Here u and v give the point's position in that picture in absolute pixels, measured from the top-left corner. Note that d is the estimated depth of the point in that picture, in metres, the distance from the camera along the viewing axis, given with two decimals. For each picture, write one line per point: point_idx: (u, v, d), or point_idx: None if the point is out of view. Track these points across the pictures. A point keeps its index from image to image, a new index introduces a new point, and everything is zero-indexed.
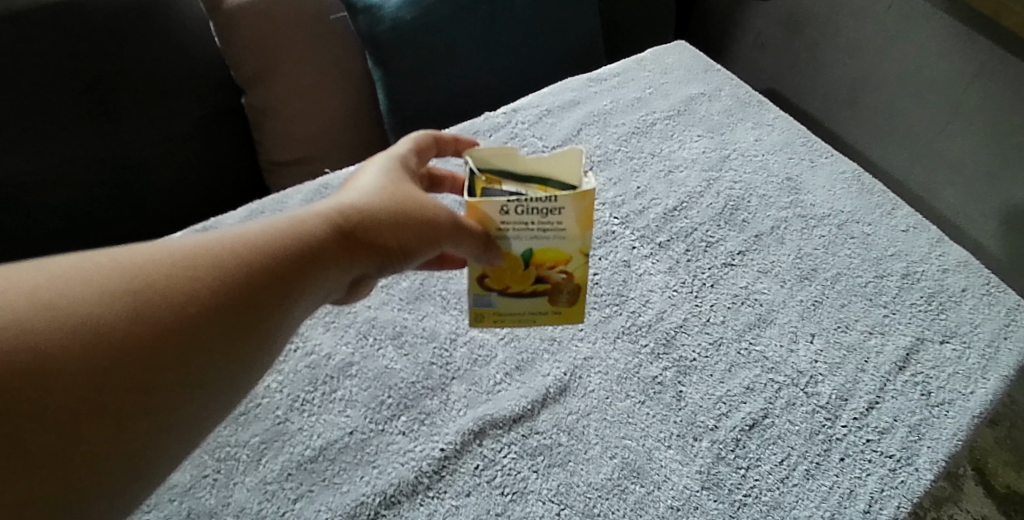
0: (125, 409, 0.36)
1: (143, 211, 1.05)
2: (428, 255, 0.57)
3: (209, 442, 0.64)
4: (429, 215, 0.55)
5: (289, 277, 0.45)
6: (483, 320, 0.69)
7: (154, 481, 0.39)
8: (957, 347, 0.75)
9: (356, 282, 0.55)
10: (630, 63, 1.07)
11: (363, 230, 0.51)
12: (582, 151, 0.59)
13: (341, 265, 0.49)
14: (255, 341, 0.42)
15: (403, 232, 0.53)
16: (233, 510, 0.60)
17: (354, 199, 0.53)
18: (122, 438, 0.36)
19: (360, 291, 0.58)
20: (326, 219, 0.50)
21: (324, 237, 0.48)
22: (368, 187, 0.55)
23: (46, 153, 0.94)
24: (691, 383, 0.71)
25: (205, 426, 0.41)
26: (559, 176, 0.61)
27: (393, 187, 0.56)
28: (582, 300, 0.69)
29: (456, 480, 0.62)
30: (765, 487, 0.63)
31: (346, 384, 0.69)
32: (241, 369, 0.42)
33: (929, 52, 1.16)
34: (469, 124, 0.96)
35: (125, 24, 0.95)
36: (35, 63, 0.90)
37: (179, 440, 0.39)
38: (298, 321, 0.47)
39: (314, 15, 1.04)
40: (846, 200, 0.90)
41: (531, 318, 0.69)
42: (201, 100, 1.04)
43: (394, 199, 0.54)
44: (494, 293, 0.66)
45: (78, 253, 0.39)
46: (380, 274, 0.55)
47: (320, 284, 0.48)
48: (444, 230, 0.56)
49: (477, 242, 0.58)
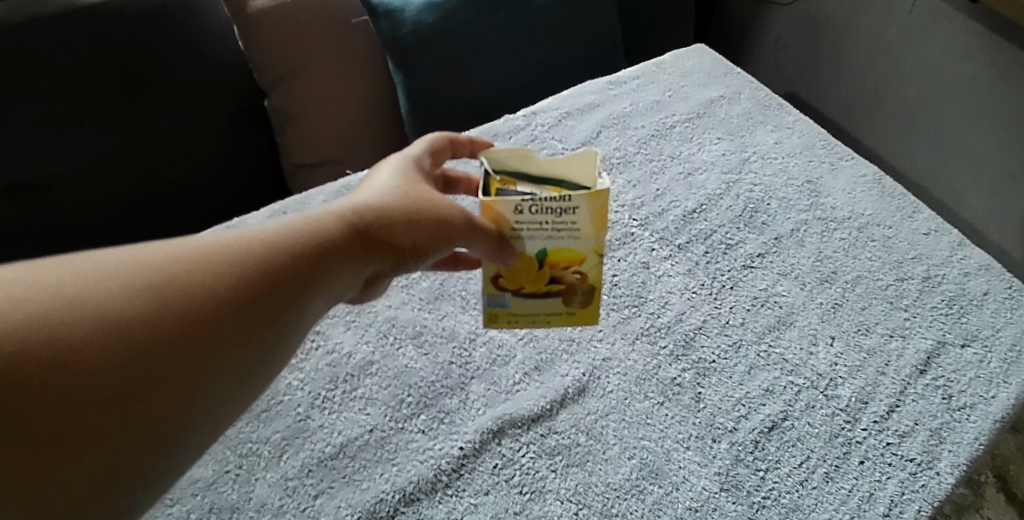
0: (150, 400, 0.36)
1: (170, 212, 1.07)
2: (443, 253, 0.57)
3: (232, 438, 0.66)
4: (443, 214, 0.56)
5: (305, 275, 0.46)
6: (497, 320, 0.70)
7: (171, 475, 0.39)
8: (979, 351, 0.75)
9: (372, 280, 0.56)
10: (650, 66, 1.07)
11: (378, 229, 0.52)
12: (596, 152, 0.60)
13: (354, 263, 0.50)
14: (271, 337, 0.43)
15: (418, 231, 0.54)
16: (255, 505, 0.61)
17: (367, 199, 0.54)
18: (148, 430, 0.36)
19: (376, 289, 0.59)
20: (341, 219, 0.51)
21: (340, 236, 0.50)
22: (384, 186, 0.56)
23: (74, 152, 0.96)
24: (710, 384, 0.71)
25: (220, 423, 0.41)
26: (573, 177, 0.62)
27: (408, 187, 0.57)
28: (597, 302, 0.69)
29: (475, 478, 0.63)
30: (784, 489, 0.63)
31: (366, 382, 0.70)
32: (256, 365, 0.43)
33: (950, 52, 1.15)
34: (488, 126, 0.96)
35: (149, 26, 0.98)
36: (64, 63, 0.93)
37: (200, 432, 0.40)
38: (314, 318, 0.48)
39: (336, 18, 1.06)
40: (867, 203, 0.90)
41: (546, 319, 0.70)
42: (226, 100, 1.06)
43: (407, 198, 0.55)
44: (509, 295, 0.67)
45: (98, 251, 0.40)
46: (394, 272, 0.56)
47: (335, 281, 0.49)
48: (458, 228, 0.57)
49: (492, 241, 0.59)
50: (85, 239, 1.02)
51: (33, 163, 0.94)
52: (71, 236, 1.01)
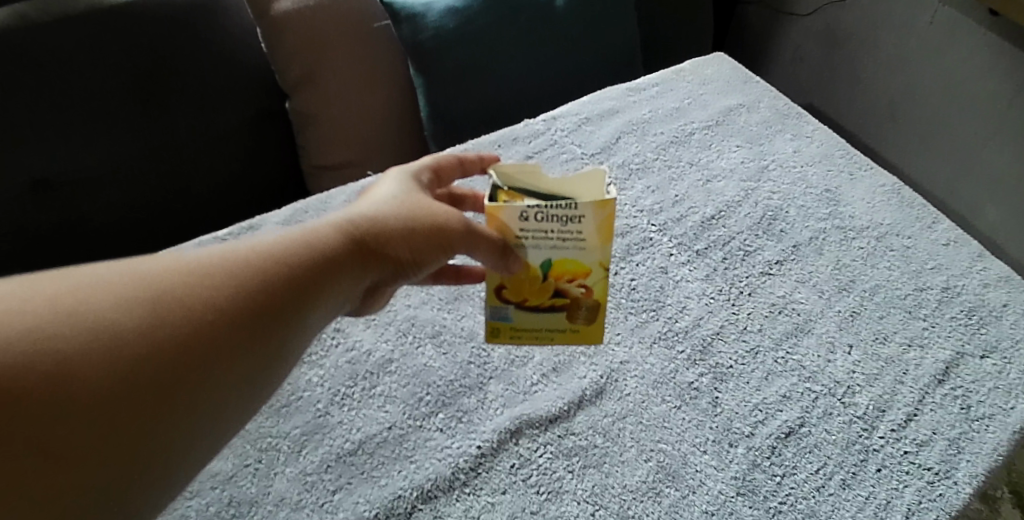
0: (157, 411, 0.37)
1: (188, 214, 1.09)
2: (442, 261, 0.59)
3: (251, 433, 0.68)
4: (442, 222, 0.57)
5: (302, 288, 0.47)
6: (502, 333, 0.70)
7: (178, 483, 0.40)
8: (998, 363, 0.75)
9: (371, 289, 0.57)
10: (670, 73, 1.08)
11: (378, 240, 0.53)
12: (604, 170, 0.63)
13: (350, 274, 0.51)
14: (270, 349, 0.44)
15: (416, 240, 0.56)
16: (274, 500, 0.63)
17: (363, 212, 0.55)
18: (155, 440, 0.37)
19: (376, 298, 0.60)
20: (338, 232, 0.52)
21: (341, 247, 0.51)
22: (385, 197, 0.58)
23: (94, 149, 0.98)
24: (727, 389, 0.71)
25: (222, 433, 0.42)
26: (577, 195, 0.63)
27: (407, 197, 0.58)
28: (602, 319, 0.69)
29: (493, 477, 0.65)
30: (800, 495, 0.64)
31: (385, 380, 0.72)
32: (260, 375, 0.44)
33: (975, 60, 1.13)
34: (508, 131, 0.98)
35: (177, 29, 1.01)
36: (88, 62, 0.96)
37: (204, 442, 0.40)
38: (315, 328, 0.49)
39: (357, 23, 1.08)
40: (886, 212, 0.90)
41: (551, 337, 0.70)
42: (247, 103, 1.08)
43: (403, 211, 0.56)
44: (513, 307, 0.68)
45: (98, 264, 0.41)
46: (392, 281, 0.56)
47: (333, 292, 0.49)
48: (456, 237, 0.58)
49: (494, 249, 0.60)
50: (96, 244, 1.03)
51: (49, 162, 0.96)
52: (80, 241, 1.01)
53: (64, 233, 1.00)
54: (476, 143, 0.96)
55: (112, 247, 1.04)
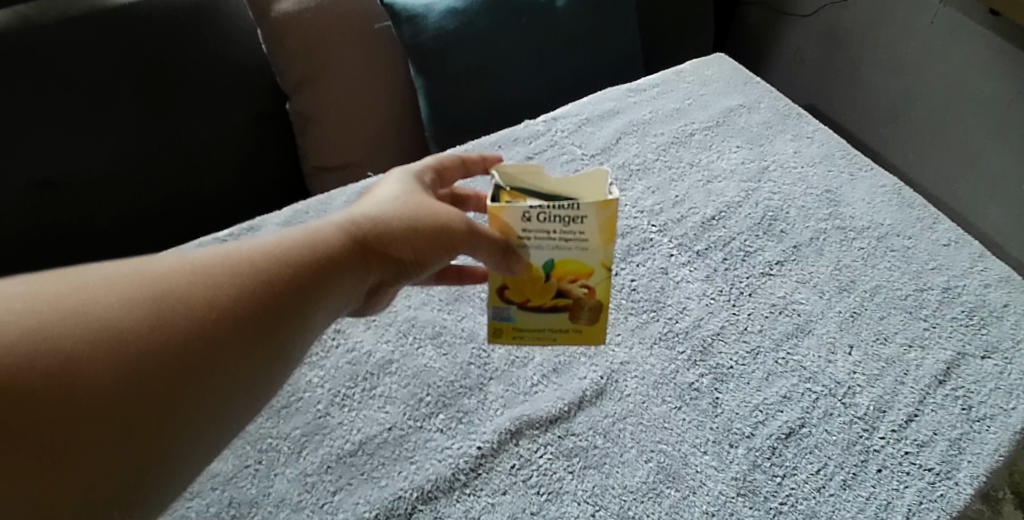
0: (160, 410, 0.37)
1: (191, 215, 1.08)
2: (444, 261, 0.59)
3: (252, 433, 0.68)
4: (444, 222, 0.57)
5: (305, 287, 0.47)
6: (503, 334, 0.70)
7: (181, 482, 0.40)
8: (999, 363, 0.75)
9: (373, 289, 0.57)
10: (670, 74, 1.08)
11: (380, 240, 0.53)
12: (607, 170, 0.62)
13: (352, 274, 0.51)
14: (272, 349, 0.44)
15: (419, 240, 0.56)
16: (273, 500, 0.63)
17: (365, 213, 0.55)
18: (158, 439, 0.37)
19: (379, 299, 0.60)
20: (340, 232, 0.52)
21: (343, 247, 0.51)
22: (387, 198, 0.58)
23: (97, 150, 0.98)
24: (728, 390, 0.71)
25: (225, 432, 0.42)
26: (580, 195, 0.63)
27: (409, 198, 0.58)
28: (605, 320, 0.69)
29: (493, 478, 0.64)
30: (801, 496, 0.64)
31: (385, 381, 0.72)
32: (264, 373, 0.44)
33: (976, 60, 1.14)
34: (508, 132, 0.98)
35: (178, 30, 1.01)
36: (90, 62, 0.96)
37: (207, 441, 0.40)
38: (317, 328, 0.49)
39: (357, 25, 1.08)
40: (886, 213, 0.90)
41: (552, 338, 0.70)
42: (248, 103, 1.09)
43: (405, 211, 0.56)
44: (514, 307, 0.68)
45: (103, 264, 0.41)
46: (395, 281, 0.56)
47: (335, 292, 0.49)
48: (458, 237, 0.58)
49: (496, 250, 0.60)
50: (100, 244, 1.03)
51: (51, 162, 0.96)
52: (84, 241, 1.01)
53: (68, 233, 1.00)
54: (477, 144, 0.96)
55: (116, 248, 1.04)
